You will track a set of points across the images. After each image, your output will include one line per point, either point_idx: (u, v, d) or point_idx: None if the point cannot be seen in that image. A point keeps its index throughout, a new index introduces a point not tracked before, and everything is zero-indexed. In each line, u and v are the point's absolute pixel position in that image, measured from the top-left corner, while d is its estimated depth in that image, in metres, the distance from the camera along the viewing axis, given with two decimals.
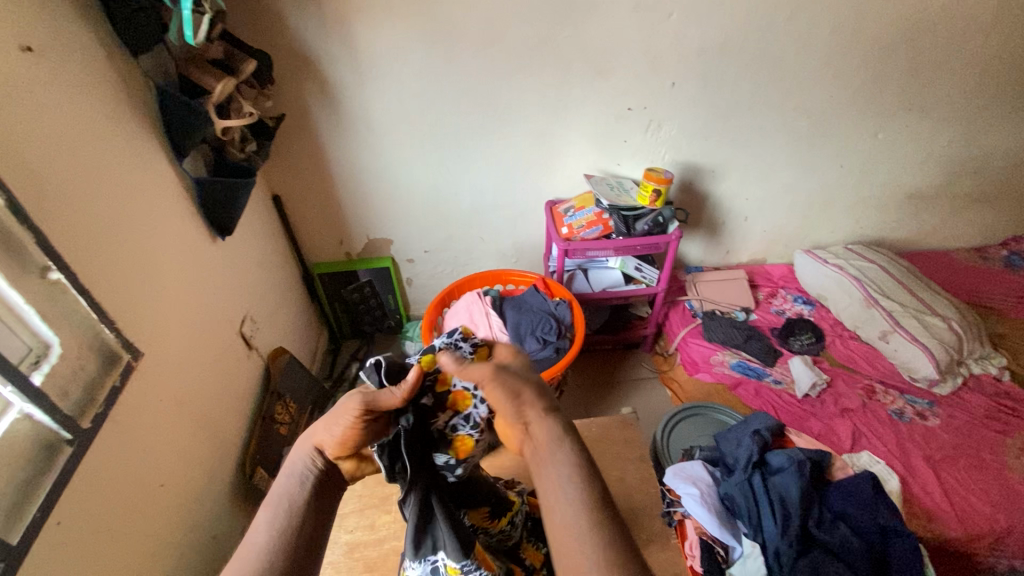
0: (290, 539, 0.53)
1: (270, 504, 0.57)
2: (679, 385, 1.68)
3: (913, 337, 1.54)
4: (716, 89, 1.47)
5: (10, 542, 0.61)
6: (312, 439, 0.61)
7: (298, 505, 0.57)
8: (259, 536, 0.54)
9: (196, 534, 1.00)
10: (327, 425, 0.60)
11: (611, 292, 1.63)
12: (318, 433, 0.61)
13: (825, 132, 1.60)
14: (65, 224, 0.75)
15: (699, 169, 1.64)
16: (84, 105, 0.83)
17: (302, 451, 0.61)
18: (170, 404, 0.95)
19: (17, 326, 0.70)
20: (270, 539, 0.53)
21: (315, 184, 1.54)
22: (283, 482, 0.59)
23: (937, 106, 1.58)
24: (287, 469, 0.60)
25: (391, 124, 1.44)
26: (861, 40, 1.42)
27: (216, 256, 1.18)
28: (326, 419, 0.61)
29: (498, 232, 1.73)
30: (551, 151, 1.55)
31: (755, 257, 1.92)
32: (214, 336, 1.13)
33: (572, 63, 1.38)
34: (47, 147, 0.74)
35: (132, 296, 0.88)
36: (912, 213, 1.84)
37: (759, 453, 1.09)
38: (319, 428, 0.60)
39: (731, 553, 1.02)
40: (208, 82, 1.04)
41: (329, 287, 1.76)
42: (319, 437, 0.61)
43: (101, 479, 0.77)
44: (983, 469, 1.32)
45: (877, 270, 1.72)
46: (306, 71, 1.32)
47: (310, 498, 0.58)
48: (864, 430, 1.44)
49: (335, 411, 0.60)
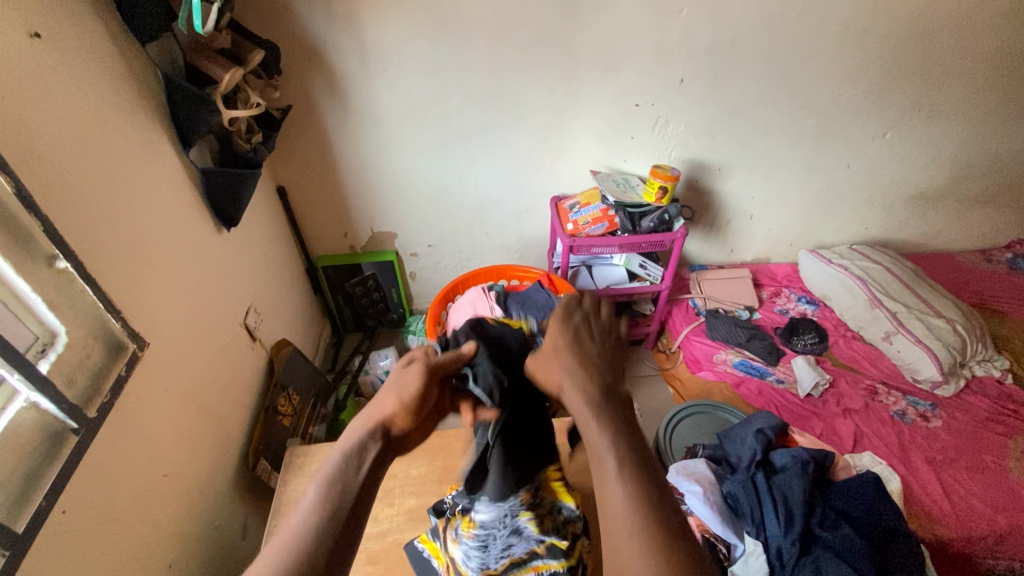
0: (328, 521, 0.54)
1: (323, 476, 0.57)
2: (682, 384, 1.68)
3: (917, 339, 1.54)
4: (724, 86, 1.46)
5: (15, 530, 0.61)
6: (376, 413, 0.61)
7: (355, 483, 0.57)
8: (310, 507, 0.55)
9: (198, 524, 1.00)
10: (392, 393, 0.62)
11: (615, 289, 1.62)
12: (383, 404, 0.62)
13: (833, 131, 1.59)
14: (72, 213, 0.75)
15: (705, 167, 1.64)
16: (91, 93, 0.82)
17: (362, 425, 0.60)
18: (175, 394, 0.95)
19: (23, 315, 0.70)
20: (323, 502, 0.55)
21: (320, 176, 1.54)
22: (342, 454, 0.58)
23: (946, 107, 1.57)
24: (344, 439, 0.60)
25: (397, 117, 1.44)
26: (871, 40, 1.41)
27: (221, 247, 1.18)
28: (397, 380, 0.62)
29: (503, 227, 1.73)
30: (557, 146, 1.54)
31: (759, 256, 1.92)
32: (218, 328, 1.13)
33: (580, 58, 1.37)
34: (55, 136, 0.74)
35: (138, 286, 0.88)
36: (918, 214, 1.83)
37: (762, 453, 1.09)
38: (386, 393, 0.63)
39: (733, 551, 1.04)
40: (217, 71, 1.03)
41: (332, 280, 1.76)
42: (383, 407, 0.61)
43: (106, 467, 0.77)
44: (984, 471, 1.32)
45: (882, 271, 1.72)
46: (313, 62, 1.31)
47: (359, 473, 0.57)
48: (865, 431, 1.44)
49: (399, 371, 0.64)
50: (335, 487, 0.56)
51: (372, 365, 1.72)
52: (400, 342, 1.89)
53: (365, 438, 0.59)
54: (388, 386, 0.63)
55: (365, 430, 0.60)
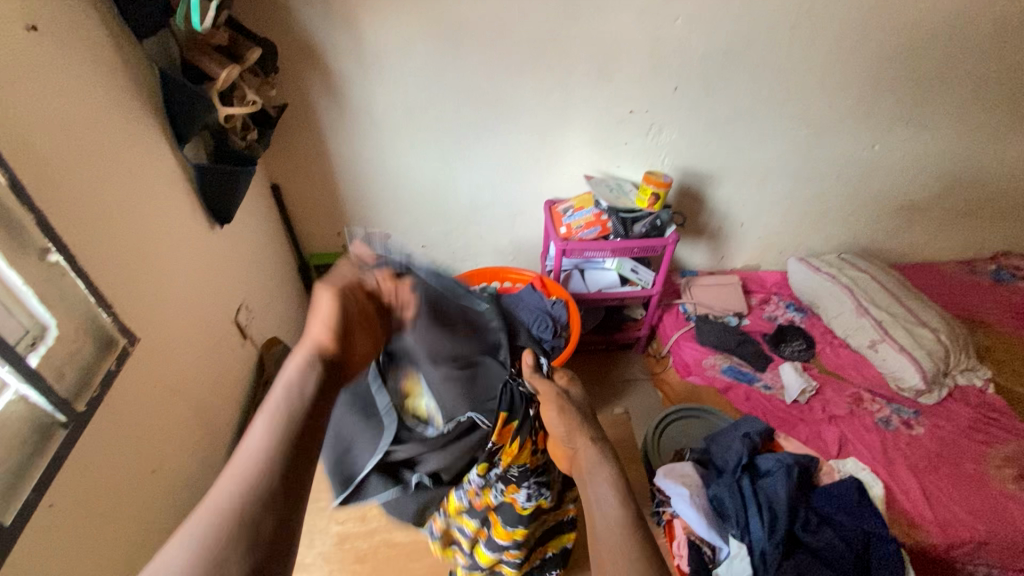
0: (281, 454, 0.47)
1: (271, 410, 0.50)
2: (671, 388, 1.70)
3: (902, 348, 1.57)
4: (717, 95, 1.48)
5: (3, 522, 0.61)
6: (307, 342, 0.58)
7: (302, 410, 0.52)
8: (255, 443, 0.47)
9: (186, 521, 1.00)
10: (324, 322, 0.60)
11: (607, 293, 1.64)
12: (313, 334, 0.59)
13: (823, 142, 1.62)
14: (64, 206, 0.75)
15: (697, 174, 1.66)
16: (85, 86, 0.82)
17: (295, 357, 0.56)
18: (165, 390, 0.95)
19: (14, 307, 0.69)
20: (277, 431, 0.49)
21: (315, 174, 1.54)
22: (285, 383, 0.53)
23: (934, 120, 1.60)
24: (283, 373, 0.54)
25: (394, 117, 1.44)
26: (860, 54, 1.44)
27: (214, 243, 1.18)
28: (314, 319, 0.61)
29: (497, 229, 1.73)
30: (552, 150, 1.55)
31: (749, 263, 1.94)
32: (209, 325, 1.13)
33: (575, 64, 1.39)
34: (51, 128, 0.74)
35: (130, 282, 0.88)
36: (905, 225, 1.86)
37: (748, 457, 1.11)
38: (310, 329, 0.60)
39: (718, 554, 1.04)
40: (213, 68, 1.03)
41: (324, 279, 1.76)
42: (315, 336, 0.59)
43: (95, 461, 0.77)
44: (965, 478, 1.35)
45: (869, 280, 1.75)
46: (310, 61, 1.31)
47: (311, 396, 0.53)
48: (850, 436, 1.46)
49: (315, 306, 0.61)
50: (291, 417, 0.50)
51: None
52: None
53: (305, 365, 0.56)
54: (314, 318, 0.61)
55: (302, 357, 0.56)
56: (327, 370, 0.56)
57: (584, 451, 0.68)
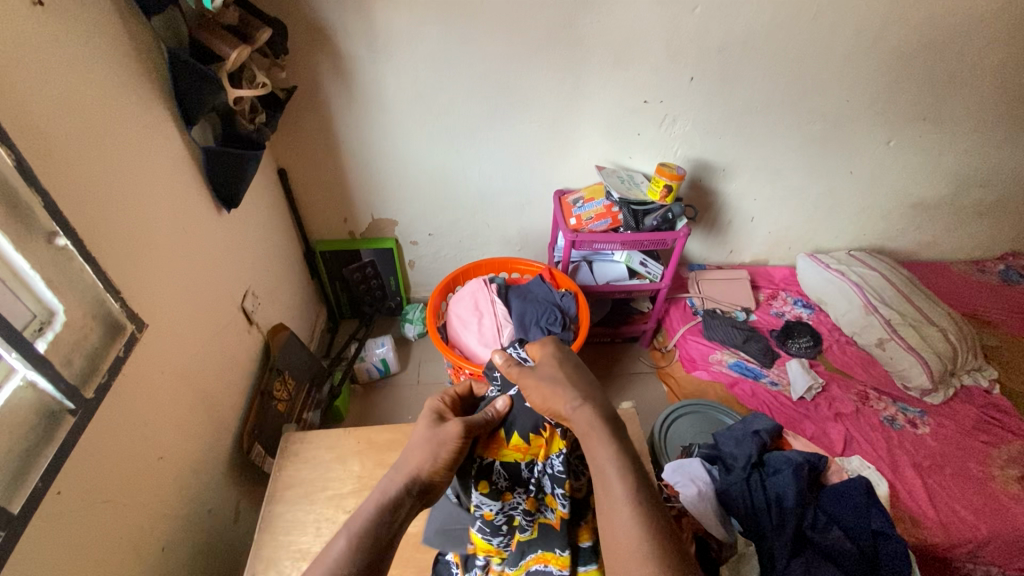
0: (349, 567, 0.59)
1: (353, 530, 0.62)
2: (676, 381, 1.68)
3: (909, 347, 1.57)
4: (733, 87, 1.45)
5: (11, 510, 0.61)
6: (410, 470, 0.67)
7: (379, 533, 0.62)
8: (335, 553, 0.60)
9: (192, 507, 1.00)
10: (425, 450, 0.69)
11: (615, 286, 1.62)
12: (415, 459, 0.68)
13: (838, 137, 1.60)
14: (71, 189, 0.73)
15: (710, 167, 1.63)
16: (91, 64, 0.79)
17: (396, 479, 0.67)
18: (172, 376, 0.94)
19: (21, 292, 0.68)
20: (353, 549, 0.60)
21: (322, 159, 1.51)
22: (376, 508, 0.64)
23: (951, 117, 1.58)
24: (378, 492, 0.66)
25: (404, 103, 1.41)
26: (881, 48, 1.41)
27: (220, 228, 1.16)
28: (418, 440, 0.70)
29: (505, 219, 1.72)
30: (564, 139, 1.53)
31: (757, 258, 1.92)
32: (216, 311, 1.12)
33: (590, 52, 1.36)
34: (58, 107, 0.72)
35: (137, 267, 0.86)
36: (915, 223, 1.85)
37: (757, 455, 1.12)
38: (411, 450, 0.70)
39: (724, 548, 1.00)
40: (223, 48, 1.00)
41: (330, 265, 1.74)
42: (414, 454, 0.69)
43: (103, 448, 0.76)
44: (969, 478, 1.35)
45: (878, 278, 1.74)
46: (319, 43, 1.28)
47: (389, 522, 0.64)
48: (855, 435, 1.46)
49: (421, 428, 0.72)
50: (365, 542, 0.61)
51: (368, 352, 1.71)
52: (397, 330, 1.88)
53: (400, 494, 0.66)
54: (421, 441, 0.70)
55: (401, 483, 0.67)
56: (413, 499, 0.67)
57: (573, 418, 0.69)
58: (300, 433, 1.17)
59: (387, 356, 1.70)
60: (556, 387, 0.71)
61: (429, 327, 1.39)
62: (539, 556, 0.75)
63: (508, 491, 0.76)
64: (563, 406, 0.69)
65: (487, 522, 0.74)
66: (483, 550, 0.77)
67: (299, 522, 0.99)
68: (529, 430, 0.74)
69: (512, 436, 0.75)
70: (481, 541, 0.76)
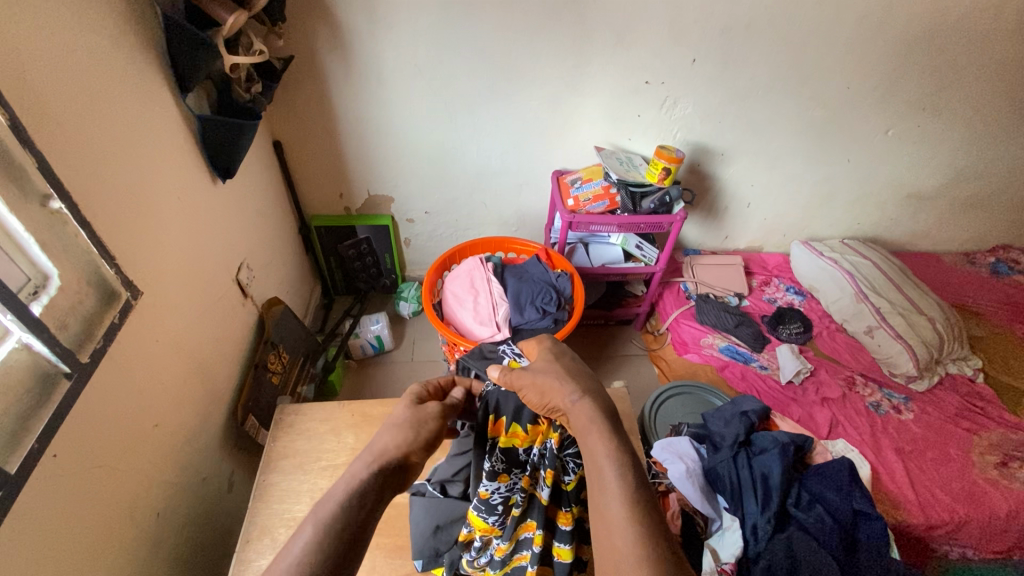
0: (321, 552, 0.56)
1: (321, 517, 0.59)
2: (667, 364, 1.71)
3: (897, 335, 1.59)
4: (735, 70, 1.44)
5: (8, 470, 0.61)
6: (377, 454, 0.67)
7: (351, 519, 0.60)
8: (304, 539, 0.57)
9: (186, 475, 1.00)
10: (396, 432, 0.70)
11: (610, 268, 1.63)
12: (384, 442, 0.69)
13: (837, 124, 1.59)
14: (65, 152, 0.72)
15: (709, 151, 1.63)
16: (84, 25, 0.77)
17: (365, 463, 0.66)
18: (166, 345, 0.94)
19: (15, 255, 0.67)
20: (320, 535, 0.58)
21: (319, 132, 1.50)
22: (346, 493, 0.62)
23: (950, 108, 1.58)
24: (347, 480, 0.65)
25: (403, 76, 1.39)
26: (886, 35, 1.40)
27: (215, 198, 1.15)
28: (386, 426, 0.71)
29: (502, 198, 1.71)
30: (563, 118, 1.52)
31: (752, 244, 1.94)
32: (211, 281, 1.11)
33: (594, 28, 1.34)
34: (51, 67, 0.70)
35: (131, 235, 0.85)
36: (909, 213, 1.86)
37: (744, 434, 1.14)
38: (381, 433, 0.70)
39: (710, 525, 1.07)
40: (220, 13, 0.98)
41: (325, 241, 1.73)
42: (383, 439, 0.69)
43: (98, 412, 0.77)
44: (948, 463, 1.39)
45: (870, 267, 1.77)
46: (318, 13, 1.26)
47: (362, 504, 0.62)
48: (840, 419, 1.49)
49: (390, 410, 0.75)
50: (334, 526, 0.59)
51: (362, 328, 1.71)
52: (391, 307, 1.89)
53: (369, 476, 0.65)
54: (392, 424, 0.71)
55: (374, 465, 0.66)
56: (387, 481, 0.65)
57: (572, 412, 0.70)
58: (295, 405, 1.17)
59: (382, 333, 1.71)
60: (554, 380, 0.73)
61: (426, 303, 1.39)
62: (526, 525, 0.81)
63: (504, 473, 0.77)
64: (563, 399, 0.71)
65: (483, 500, 0.76)
66: (480, 529, 0.78)
67: (293, 491, 1.01)
68: (526, 418, 0.79)
69: (513, 426, 0.79)
70: (477, 520, 0.78)
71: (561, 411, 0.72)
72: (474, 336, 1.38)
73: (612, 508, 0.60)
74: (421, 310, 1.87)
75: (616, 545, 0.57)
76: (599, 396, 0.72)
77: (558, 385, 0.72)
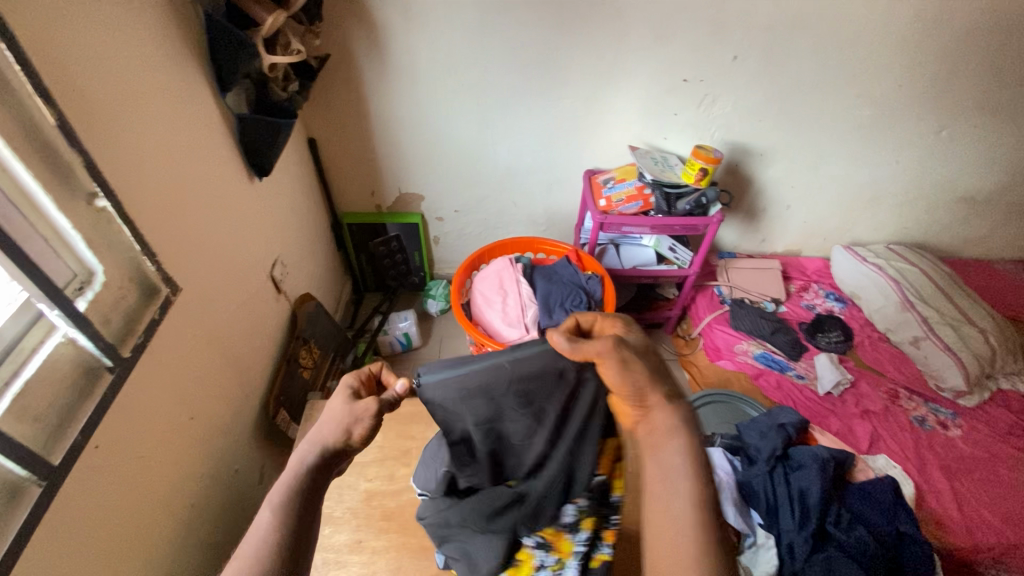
0: (282, 537, 0.59)
1: (275, 502, 0.62)
2: (698, 370, 1.67)
3: (946, 347, 1.52)
4: (778, 68, 1.39)
5: (52, 462, 0.63)
6: (321, 438, 0.68)
7: (300, 503, 0.63)
8: (264, 525, 0.60)
9: (220, 467, 1.03)
10: (341, 423, 0.68)
11: (642, 270, 1.60)
12: (328, 430, 0.68)
13: (886, 124, 1.52)
14: (110, 152, 0.74)
15: (748, 151, 1.58)
16: (130, 26, 0.79)
17: (309, 446, 0.67)
18: (203, 340, 0.96)
19: (63, 252, 0.69)
20: (279, 519, 0.61)
21: (353, 130, 1.51)
22: (294, 478, 0.65)
23: (1011, 108, 1.49)
24: (293, 464, 0.66)
25: (437, 74, 1.39)
26: (942, 30, 1.33)
27: (252, 196, 1.17)
28: (330, 414, 0.70)
29: (532, 198, 1.70)
30: (597, 117, 1.49)
31: (790, 248, 1.87)
32: (246, 278, 1.13)
33: (630, 26, 1.31)
34: (97, 69, 0.72)
35: (172, 232, 0.88)
36: (961, 218, 1.77)
37: (782, 448, 1.10)
38: (322, 423, 0.69)
39: (743, 540, 1.02)
40: (260, 13, 0.99)
41: (356, 238, 1.75)
42: (330, 428, 0.68)
43: (138, 405, 0.79)
44: (999, 484, 1.31)
45: (917, 274, 1.68)
46: (354, 12, 1.26)
47: (306, 494, 0.63)
48: (882, 433, 1.42)
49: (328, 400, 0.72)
50: (291, 510, 0.62)
51: (391, 325, 1.73)
52: (420, 305, 1.89)
53: (317, 461, 0.67)
54: (336, 415, 0.69)
55: (317, 455, 0.67)
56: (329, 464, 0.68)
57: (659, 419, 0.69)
58: (325, 402, 1.19)
59: (410, 331, 1.72)
60: None
61: (454, 304, 1.40)
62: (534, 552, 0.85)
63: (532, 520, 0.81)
64: (653, 395, 0.69)
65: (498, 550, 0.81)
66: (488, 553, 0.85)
67: None
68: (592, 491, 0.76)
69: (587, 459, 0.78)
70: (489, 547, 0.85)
71: (646, 409, 0.70)
72: (502, 338, 1.37)
73: (677, 505, 0.61)
74: (448, 309, 1.87)
75: (674, 548, 0.58)
76: (681, 404, 0.70)
77: (646, 382, 0.69)
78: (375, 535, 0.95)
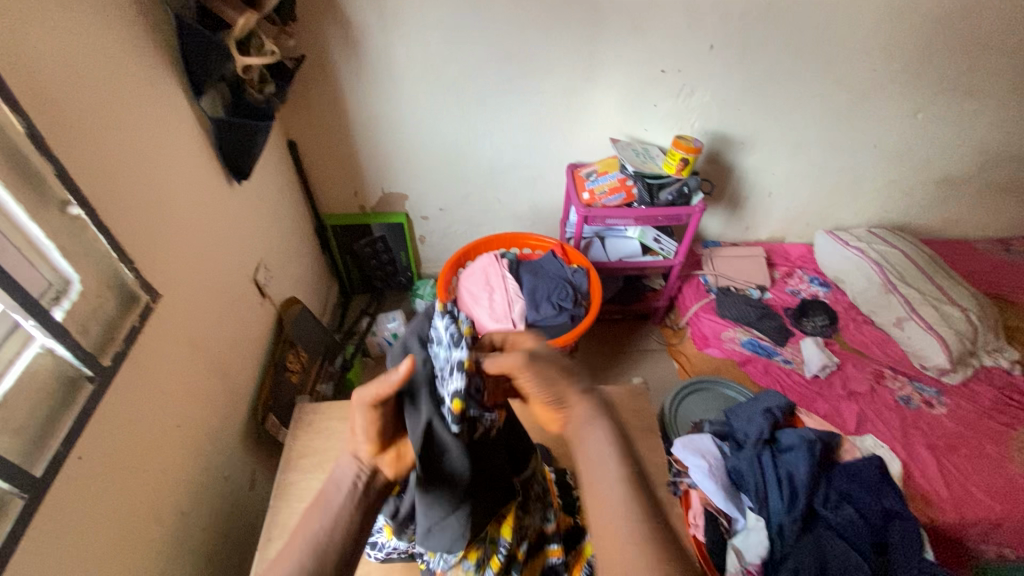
0: (323, 545, 0.57)
1: (320, 516, 0.59)
2: (687, 359, 1.68)
3: (929, 326, 1.54)
4: (755, 57, 1.40)
5: (33, 474, 0.62)
6: (350, 446, 0.62)
7: (338, 510, 0.59)
8: (302, 541, 0.57)
9: (209, 474, 1.02)
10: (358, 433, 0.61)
11: (628, 262, 1.60)
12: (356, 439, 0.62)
13: (863, 109, 1.54)
14: (85, 154, 0.73)
15: (728, 140, 1.59)
16: (97, 29, 0.78)
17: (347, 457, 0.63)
18: (186, 346, 0.95)
19: (37, 261, 0.68)
20: (325, 531, 0.58)
21: (333, 131, 1.50)
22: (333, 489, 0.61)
23: (983, 89, 1.51)
24: (334, 475, 0.62)
25: (415, 72, 1.38)
26: (914, 15, 1.35)
27: (231, 199, 1.16)
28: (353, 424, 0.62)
29: (517, 193, 1.70)
30: (577, 111, 1.50)
31: (774, 235, 1.89)
32: (228, 283, 1.12)
33: (606, 20, 1.31)
34: (67, 77, 0.71)
35: (148, 238, 0.86)
36: (940, 200, 1.79)
37: (769, 431, 1.12)
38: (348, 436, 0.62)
39: (733, 525, 1.05)
40: (230, 14, 0.98)
41: (341, 240, 1.74)
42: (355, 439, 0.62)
43: (121, 413, 0.78)
44: (984, 459, 1.34)
45: (897, 254, 1.71)
46: (329, 12, 1.25)
47: (347, 504, 0.60)
48: (869, 414, 1.45)
49: (350, 417, 0.61)
50: (335, 525, 0.58)
51: (379, 326, 1.72)
52: (407, 305, 1.89)
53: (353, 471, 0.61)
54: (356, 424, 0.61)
55: (351, 464, 0.62)
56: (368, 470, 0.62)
57: (576, 407, 0.64)
58: (313, 404, 1.18)
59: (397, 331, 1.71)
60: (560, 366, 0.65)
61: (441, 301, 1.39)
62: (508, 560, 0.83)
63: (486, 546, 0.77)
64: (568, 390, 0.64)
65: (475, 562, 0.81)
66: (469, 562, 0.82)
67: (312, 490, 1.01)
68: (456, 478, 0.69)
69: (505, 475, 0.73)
70: None
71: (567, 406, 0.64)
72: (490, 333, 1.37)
73: (608, 491, 0.57)
74: None
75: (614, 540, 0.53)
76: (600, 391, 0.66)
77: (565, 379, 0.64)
78: (368, 536, 0.95)
